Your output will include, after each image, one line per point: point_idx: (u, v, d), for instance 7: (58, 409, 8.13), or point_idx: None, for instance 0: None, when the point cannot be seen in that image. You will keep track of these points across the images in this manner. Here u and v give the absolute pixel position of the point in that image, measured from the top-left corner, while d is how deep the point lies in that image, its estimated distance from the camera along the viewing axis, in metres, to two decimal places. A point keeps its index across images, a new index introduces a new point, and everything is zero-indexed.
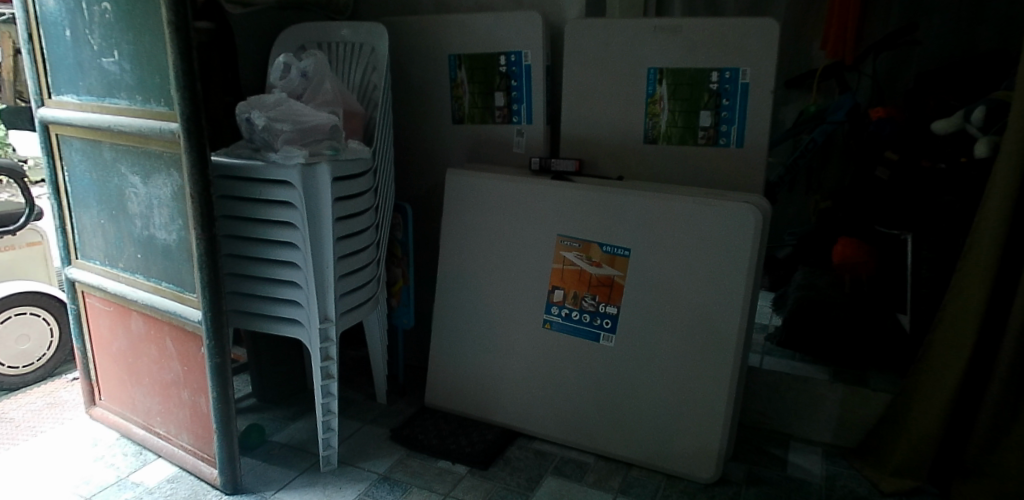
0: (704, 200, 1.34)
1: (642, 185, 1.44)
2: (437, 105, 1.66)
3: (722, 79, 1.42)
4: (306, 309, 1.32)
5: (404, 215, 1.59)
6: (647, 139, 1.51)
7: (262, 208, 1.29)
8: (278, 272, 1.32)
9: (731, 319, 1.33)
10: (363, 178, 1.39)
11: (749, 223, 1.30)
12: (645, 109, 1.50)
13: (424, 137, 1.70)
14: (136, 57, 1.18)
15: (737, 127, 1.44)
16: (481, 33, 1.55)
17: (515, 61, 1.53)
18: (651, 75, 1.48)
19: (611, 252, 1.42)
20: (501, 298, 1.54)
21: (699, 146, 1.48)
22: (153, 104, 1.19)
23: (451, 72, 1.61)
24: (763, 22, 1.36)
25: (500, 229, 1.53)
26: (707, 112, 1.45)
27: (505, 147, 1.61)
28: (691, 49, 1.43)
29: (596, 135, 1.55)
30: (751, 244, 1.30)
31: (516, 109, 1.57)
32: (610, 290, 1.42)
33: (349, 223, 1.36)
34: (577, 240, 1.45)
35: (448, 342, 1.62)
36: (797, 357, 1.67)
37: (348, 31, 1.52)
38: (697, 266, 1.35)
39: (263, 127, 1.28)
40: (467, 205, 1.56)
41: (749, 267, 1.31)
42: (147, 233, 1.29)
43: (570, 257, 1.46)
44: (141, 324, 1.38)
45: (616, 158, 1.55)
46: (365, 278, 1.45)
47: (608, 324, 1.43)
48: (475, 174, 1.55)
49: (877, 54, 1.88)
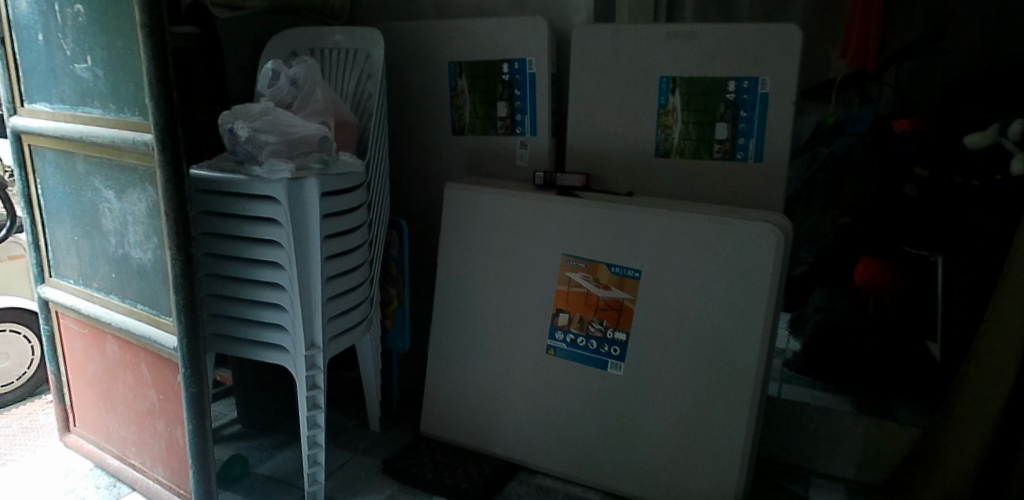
0: (722, 218, 1.24)
1: (654, 202, 1.34)
2: (435, 116, 1.57)
3: (740, 88, 1.33)
4: (292, 335, 1.23)
5: (400, 231, 1.49)
6: (658, 152, 1.42)
7: (245, 226, 1.20)
8: (261, 294, 1.23)
9: (749, 349, 1.23)
10: (356, 192, 1.30)
11: (770, 244, 1.20)
12: (656, 120, 1.41)
13: (421, 149, 1.61)
14: (110, 62, 1.09)
15: (756, 141, 1.35)
16: (482, 40, 1.46)
17: (518, 68, 1.44)
18: (663, 85, 1.38)
19: (620, 273, 1.32)
20: (501, 320, 1.45)
21: (715, 161, 1.39)
22: (126, 114, 1.10)
23: (451, 80, 1.52)
24: (784, 27, 1.28)
25: (502, 248, 1.43)
26: (723, 124, 1.36)
27: (507, 160, 1.52)
28: (706, 57, 1.34)
29: (604, 148, 1.46)
30: (772, 267, 1.21)
31: (519, 120, 1.48)
32: (619, 315, 1.32)
33: (339, 241, 1.27)
34: (584, 260, 1.35)
35: (445, 367, 1.52)
36: (817, 386, 1.56)
37: (342, 37, 1.43)
38: (713, 290, 1.25)
39: (246, 138, 1.18)
40: (467, 221, 1.47)
41: (771, 291, 1.21)
42: (122, 251, 1.20)
43: (576, 279, 1.36)
44: (115, 348, 1.29)
45: (625, 173, 1.45)
46: (356, 300, 1.35)
47: (617, 351, 1.33)
48: (476, 189, 1.45)
49: (900, 62, 1.79)
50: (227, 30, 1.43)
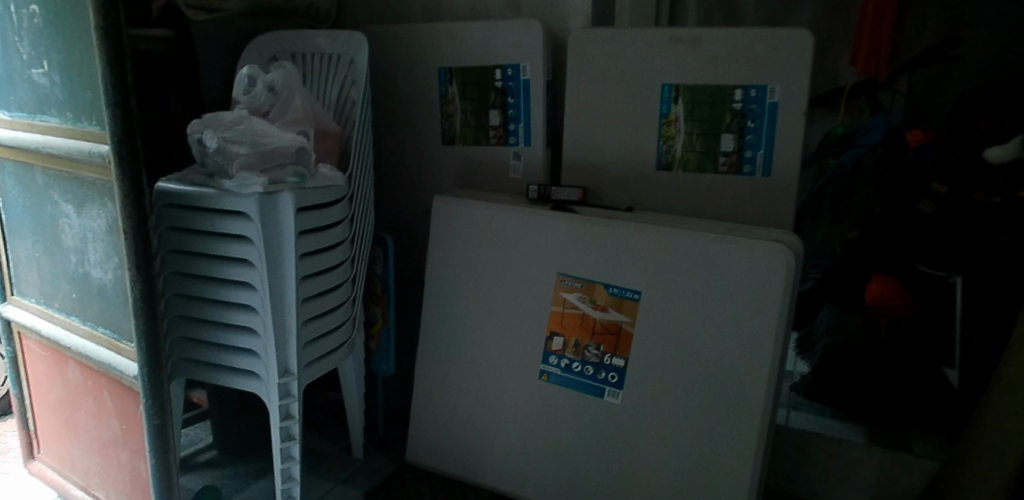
0: (727, 237, 1.16)
1: (655, 218, 1.26)
2: (424, 125, 1.48)
3: (748, 97, 1.25)
4: (265, 361, 1.15)
5: (385, 247, 1.40)
6: (660, 165, 1.33)
7: (215, 244, 1.12)
8: (232, 317, 1.15)
9: (757, 379, 1.15)
10: (337, 206, 1.22)
11: (779, 267, 1.13)
12: (658, 130, 1.32)
13: (409, 160, 1.52)
14: (66, 67, 1.01)
15: (764, 153, 1.26)
16: (474, 44, 1.38)
17: (512, 74, 1.36)
18: (665, 93, 1.30)
19: (619, 294, 1.24)
20: (492, 343, 1.36)
21: (719, 175, 1.30)
22: (84, 123, 1.01)
23: (440, 87, 1.44)
24: (794, 33, 1.20)
25: (493, 266, 1.35)
26: (729, 135, 1.28)
27: (499, 172, 1.44)
28: (712, 64, 1.26)
29: (602, 159, 1.37)
30: (781, 291, 1.13)
31: (512, 129, 1.40)
32: (617, 340, 1.24)
33: (318, 259, 1.19)
34: (580, 280, 1.27)
35: (433, 391, 1.43)
36: (827, 413, 1.47)
37: (324, 40, 1.34)
38: (718, 314, 1.17)
39: (215, 149, 1.09)
40: (456, 237, 1.38)
41: (780, 316, 1.13)
42: (82, 270, 1.12)
43: (572, 300, 1.28)
44: (77, 373, 1.20)
45: (624, 187, 1.36)
46: (337, 321, 1.27)
47: (615, 378, 1.24)
48: (466, 203, 1.37)
49: (914, 70, 1.70)
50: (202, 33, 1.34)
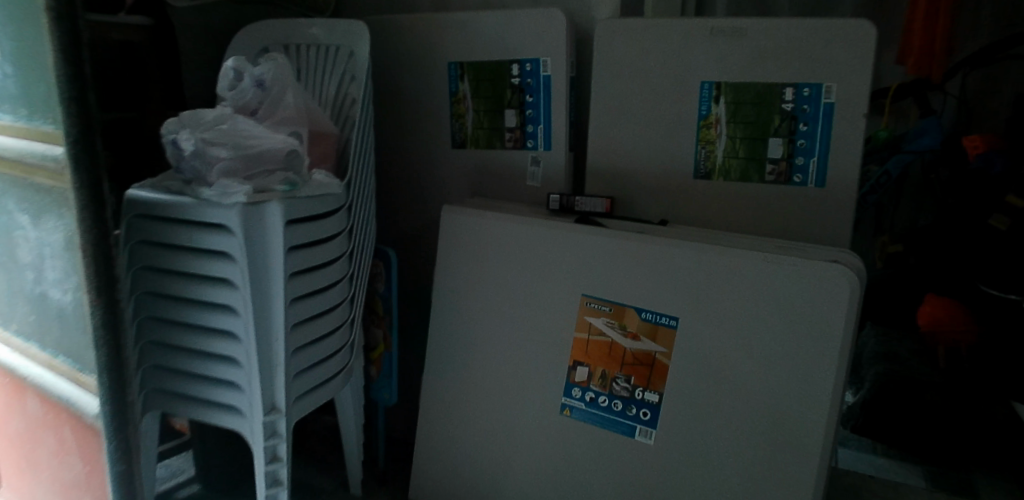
0: (781, 258, 1.02)
1: (693, 234, 1.11)
2: (431, 126, 1.33)
3: (800, 97, 1.11)
4: (248, 396, 1.00)
5: (388, 262, 1.25)
6: (698, 174, 1.18)
7: (192, 261, 0.97)
8: (211, 344, 1.00)
9: (814, 420, 1.00)
10: (333, 218, 1.07)
11: (842, 292, 0.98)
12: (695, 134, 1.17)
13: (414, 165, 1.37)
14: (16, 55, 0.86)
15: (817, 161, 1.12)
16: (488, 37, 1.23)
17: (531, 70, 1.22)
18: (704, 91, 1.15)
19: (652, 321, 1.09)
20: (506, 371, 1.21)
21: (766, 184, 1.15)
22: (37, 121, 0.86)
23: (450, 83, 1.29)
24: (854, 24, 1.06)
25: (509, 285, 1.20)
26: (778, 140, 1.13)
27: (515, 179, 1.29)
28: (759, 58, 1.11)
29: (630, 166, 1.22)
30: (843, 319, 0.99)
31: (531, 131, 1.25)
32: (650, 372, 1.09)
33: (311, 278, 1.04)
34: (608, 303, 1.12)
35: (439, 424, 1.28)
36: (878, 451, 1.36)
37: (320, 30, 1.19)
38: (769, 344, 1.02)
39: (193, 152, 0.95)
40: (467, 251, 1.24)
41: (841, 348, 0.99)
42: (40, 290, 0.97)
43: (599, 325, 1.13)
44: (36, 405, 1.06)
45: (656, 197, 1.21)
46: (332, 347, 1.13)
47: (648, 415, 1.09)
48: (478, 214, 1.22)
49: (969, 68, 1.55)
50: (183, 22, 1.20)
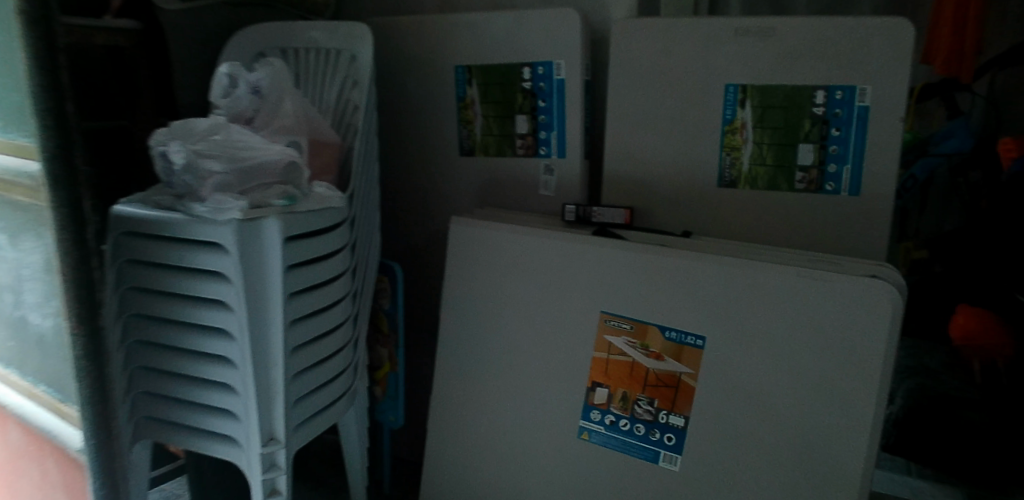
0: (816, 273, 0.95)
1: (720, 247, 1.04)
2: (438, 132, 1.27)
3: (832, 100, 1.04)
4: (245, 425, 0.93)
5: (393, 277, 1.17)
6: (722, 182, 1.11)
7: (184, 282, 0.90)
8: (205, 370, 0.93)
9: (855, 447, 0.93)
10: (335, 233, 1.01)
11: (884, 309, 0.91)
12: (719, 140, 1.10)
13: (420, 173, 1.30)
14: None
15: (851, 168, 1.05)
16: (498, 38, 1.17)
17: (543, 73, 1.15)
18: (729, 94, 1.08)
19: (677, 340, 1.02)
20: (519, 392, 1.14)
21: (795, 193, 1.08)
22: (12, 133, 0.79)
23: (458, 88, 1.22)
24: (891, 22, 0.99)
25: (522, 301, 1.13)
26: (808, 146, 1.06)
27: (527, 188, 1.22)
28: (788, 60, 1.04)
29: (650, 174, 1.15)
30: (885, 338, 0.91)
31: (543, 138, 1.18)
32: (675, 394, 1.02)
33: (312, 298, 0.97)
34: (629, 320, 1.05)
35: (448, 447, 1.21)
36: (914, 472, 1.26)
37: (319, 33, 1.13)
38: (804, 365, 0.95)
39: (184, 166, 0.88)
40: (477, 265, 1.17)
41: (883, 370, 0.92)
42: (18, 314, 0.90)
43: (620, 344, 1.06)
44: (17, 435, 0.99)
45: (678, 207, 1.14)
46: (335, 370, 1.06)
47: (673, 441, 1.02)
48: (488, 226, 1.15)
49: (1000, 67, 1.48)
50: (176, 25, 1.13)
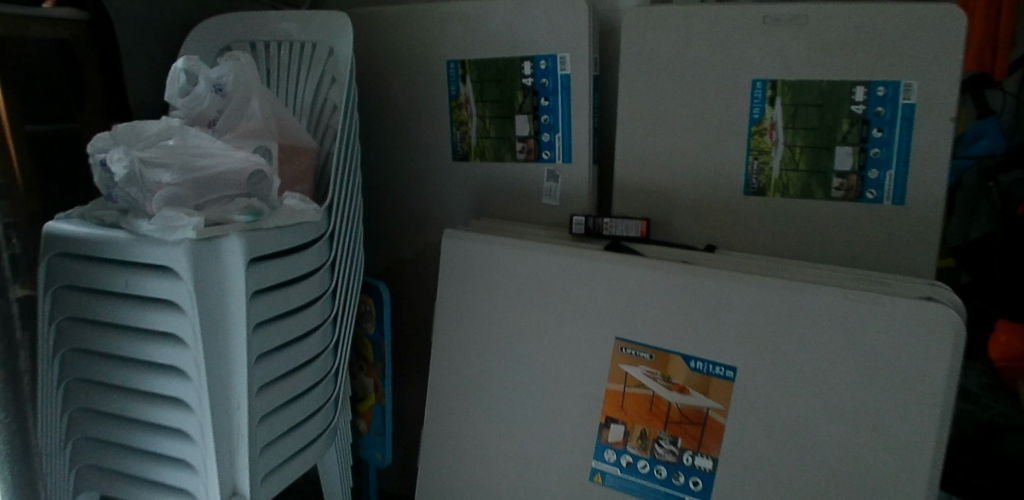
0: (863, 294, 0.83)
1: (750, 263, 0.92)
2: (428, 136, 1.14)
3: (873, 97, 0.92)
4: (201, 478, 0.79)
5: (378, 300, 1.03)
6: (750, 189, 0.99)
7: (129, 311, 0.76)
8: (154, 413, 0.79)
9: (912, 495, 0.81)
10: (311, 251, 0.87)
11: (945, 336, 0.79)
12: (745, 142, 0.98)
13: (408, 181, 1.17)
14: None
15: (895, 174, 0.93)
16: (495, 30, 1.04)
17: (545, 69, 1.02)
18: (757, 91, 0.96)
19: (703, 371, 0.89)
20: (522, 428, 1.01)
21: (832, 202, 0.96)
22: None
23: (450, 85, 1.09)
24: (943, 8, 0.87)
25: (525, 326, 1.00)
26: (846, 149, 0.94)
27: (528, 198, 1.09)
28: (823, 51, 0.92)
29: (667, 181, 1.03)
30: (946, 369, 0.79)
31: (546, 141, 1.05)
32: (701, 432, 0.90)
33: (283, 327, 0.84)
34: (648, 349, 0.92)
35: (442, 490, 1.07)
36: None
37: (292, 24, 0.99)
38: (851, 399, 0.83)
39: (128, 176, 0.74)
40: (473, 285, 1.04)
41: (944, 405, 0.80)
42: None
43: (638, 376, 0.93)
44: None
45: (699, 218, 1.02)
46: (312, 407, 0.92)
47: (699, 485, 0.90)
48: (486, 240, 1.02)
49: None
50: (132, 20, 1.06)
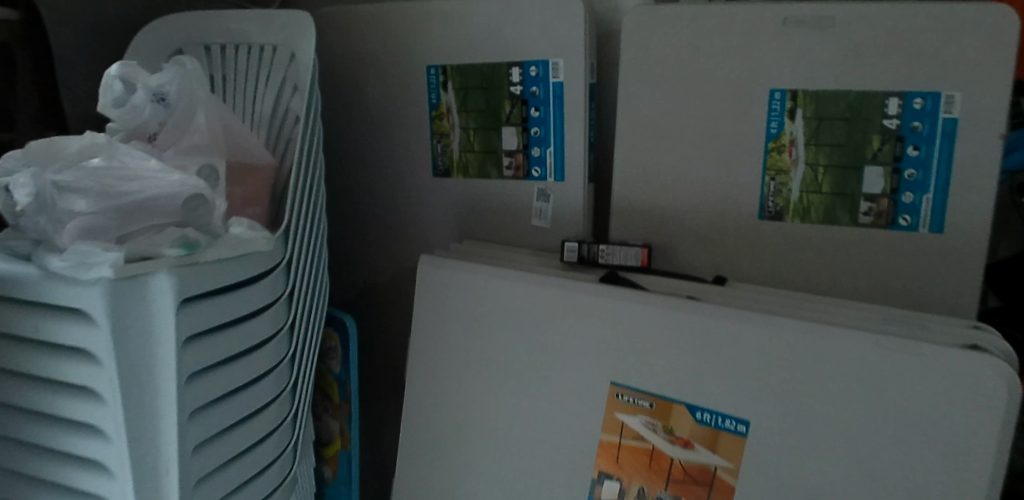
0: (900, 342, 0.71)
1: (765, 300, 0.80)
2: (405, 149, 1.03)
3: (908, 110, 0.80)
4: None
5: (344, 334, 0.91)
6: (765, 213, 0.87)
7: (42, 360, 0.66)
8: (73, 476, 0.69)
9: None
10: (261, 285, 0.76)
11: (996, 394, 0.67)
12: (760, 160, 0.86)
13: (385, 198, 1.06)
14: None
15: (933, 199, 0.81)
16: (479, 32, 0.93)
17: (535, 76, 0.91)
18: (774, 103, 0.85)
19: (711, 424, 0.78)
20: (504, 480, 0.89)
21: (860, 229, 0.84)
22: None
23: (430, 93, 0.98)
24: (993, 9, 0.75)
25: (509, 366, 0.89)
26: (876, 170, 0.82)
27: (516, 220, 0.98)
28: (851, 58, 0.81)
29: (671, 202, 0.91)
30: (997, 433, 0.67)
31: (536, 156, 0.94)
32: (707, 494, 0.78)
33: (226, 375, 0.73)
34: (648, 396, 0.81)
35: None
36: None
37: (250, 24, 0.88)
38: (883, 464, 0.71)
39: (37, 204, 0.62)
40: (452, 317, 0.92)
41: (994, 476, 0.68)
42: None
43: (636, 427, 0.82)
44: None
45: (707, 245, 0.91)
46: (265, 460, 0.81)
47: None
48: (466, 268, 0.91)
49: None
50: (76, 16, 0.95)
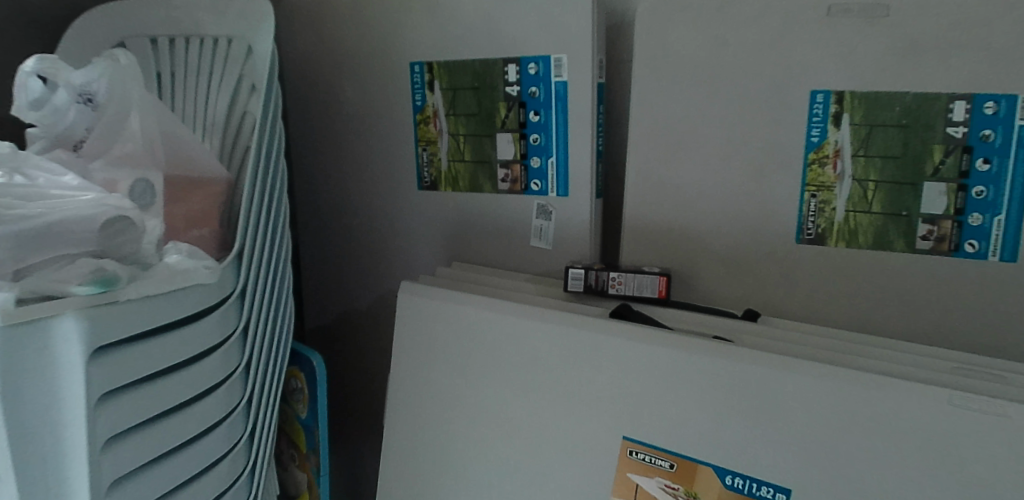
0: (978, 401, 0.57)
1: (806, 343, 0.67)
2: (389, 158, 0.91)
3: (979, 116, 0.67)
4: None
5: (311, 374, 0.79)
6: (803, 236, 0.75)
7: None
8: None
9: None
10: (205, 325, 0.63)
11: None
12: (798, 174, 0.74)
13: (369, 213, 0.95)
14: None
15: (1007, 222, 0.68)
16: (469, 24, 0.81)
17: (534, 75, 0.78)
18: (816, 106, 0.72)
19: (744, 492, 0.64)
20: None
21: (917, 256, 0.71)
22: None
23: (415, 94, 0.86)
24: None
25: (504, 412, 0.76)
26: (938, 187, 0.69)
27: (514, 240, 0.85)
28: (909, 53, 0.68)
29: (694, 222, 0.79)
30: None
31: (535, 168, 0.81)
32: None
33: (159, 435, 0.61)
34: (666, 455, 0.68)
35: None
36: None
37: (205, 15, 0.76)
38: None
39: None
40: (438, 352, 0.80)
41: None
42: None
43: (652, 491, 0.69)
44: None
45: (736, 272, 0.78)
46: None
47: None
48: (454, 297, 0.79)
49: None
50: (16, 7, 0.84)
